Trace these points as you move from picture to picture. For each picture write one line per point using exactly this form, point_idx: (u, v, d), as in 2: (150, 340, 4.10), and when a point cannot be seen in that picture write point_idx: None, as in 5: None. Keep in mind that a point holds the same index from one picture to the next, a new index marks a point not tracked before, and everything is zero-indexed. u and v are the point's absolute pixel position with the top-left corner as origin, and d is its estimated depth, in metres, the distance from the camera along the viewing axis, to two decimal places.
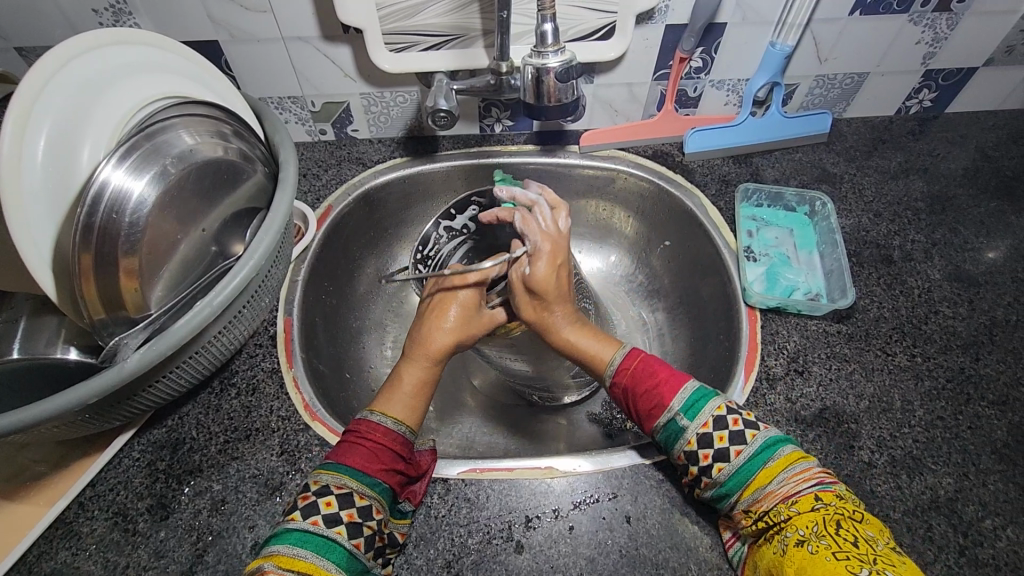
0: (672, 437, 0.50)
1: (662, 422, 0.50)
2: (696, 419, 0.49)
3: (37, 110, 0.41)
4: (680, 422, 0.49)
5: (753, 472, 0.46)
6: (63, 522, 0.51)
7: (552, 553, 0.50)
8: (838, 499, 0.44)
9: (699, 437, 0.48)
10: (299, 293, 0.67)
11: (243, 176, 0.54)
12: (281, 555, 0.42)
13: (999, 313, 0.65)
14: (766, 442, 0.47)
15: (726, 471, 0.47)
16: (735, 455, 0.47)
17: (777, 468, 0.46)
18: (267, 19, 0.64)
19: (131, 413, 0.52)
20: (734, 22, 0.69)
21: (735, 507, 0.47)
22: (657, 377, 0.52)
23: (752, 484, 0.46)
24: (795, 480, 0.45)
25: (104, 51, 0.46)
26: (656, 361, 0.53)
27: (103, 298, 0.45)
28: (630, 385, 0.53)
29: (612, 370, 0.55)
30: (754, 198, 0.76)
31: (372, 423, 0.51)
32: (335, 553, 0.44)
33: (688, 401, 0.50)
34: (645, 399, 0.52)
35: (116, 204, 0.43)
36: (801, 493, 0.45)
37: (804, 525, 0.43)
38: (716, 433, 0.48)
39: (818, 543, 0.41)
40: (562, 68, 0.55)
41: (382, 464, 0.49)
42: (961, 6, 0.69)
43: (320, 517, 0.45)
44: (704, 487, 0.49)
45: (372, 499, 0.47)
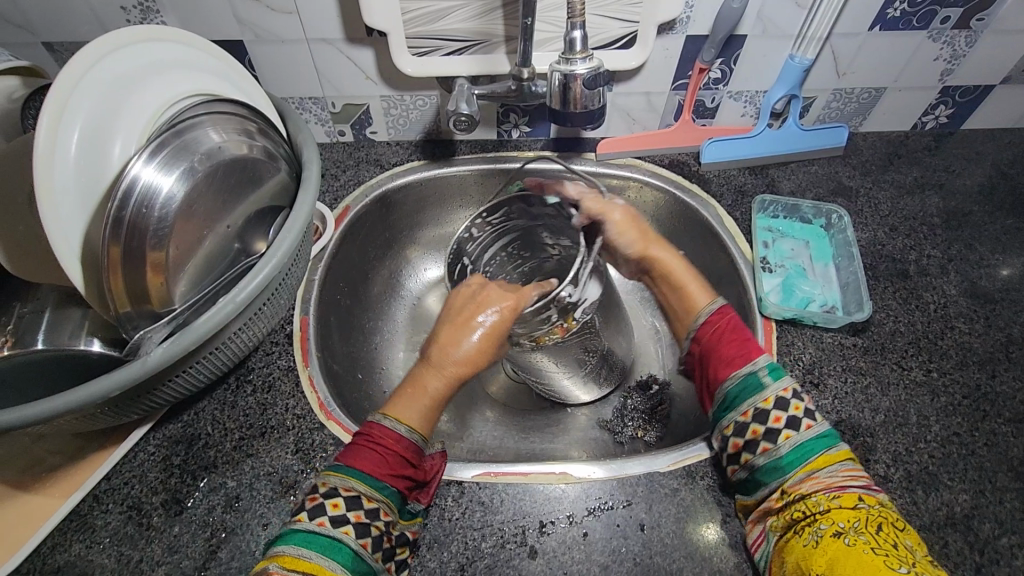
0: (747, 392, 0.51)
1: (741, 374, 0.53)
2: (759, 394, 0.51)
3: (70, 105, 0.41)
4: (762, 378, 0.52)
5: (810, 455, 0.48)
6: (78, 515, 0.51)
7: (566, 559, 0.50)
8: (880, 505, 0.45)
9: (760, 408, 0.50)
10: (316, 293, 0.67)
11: (267, 174, 0.54)
12: (285, 556, 0.43)
13: (1015, 331, 0.65)
14: (823, 434, 0.49)
15: (771, 451, 0.49)
16: (787, 437, 0.49)
17: (835, 458, 0.47)
18: (292, 21, 0.65)
19: (149, 407, 0.52)
20: (754, 35, 0.69)
21: (775, 489, 0.48)
22: (742, 340, 0.56)
23: (806, 464, 0.47)
24: (844, 475, 0.46)
25: (137, 48, 0.46)
26: (741, 327, 0.57)
27: (129, 291, 0.45)
28: (714, 336, 0.57)
29: (699, 323, 0.59)
30: (770, 210, 0.76)
31: (385, 428, 0.51)
32: (343, 554, 0.44)
33: (767, 367, 0.52)
34: (727, 350, 0.55)
35: (146, 198, 0.43)
36: (846, 489, 0.45)
37: (845, 519, 0.43)
38: (792, 402, 0.50)
39: (857, 538, 0.42)
40: (589, 75, 0.55)
41: (393, 469, 0.49)
42: (981, 24, 0.69)
43: (327, 518, 0.45)
44: (754, 455, 0.50)
45: (379, 502, 0.47)
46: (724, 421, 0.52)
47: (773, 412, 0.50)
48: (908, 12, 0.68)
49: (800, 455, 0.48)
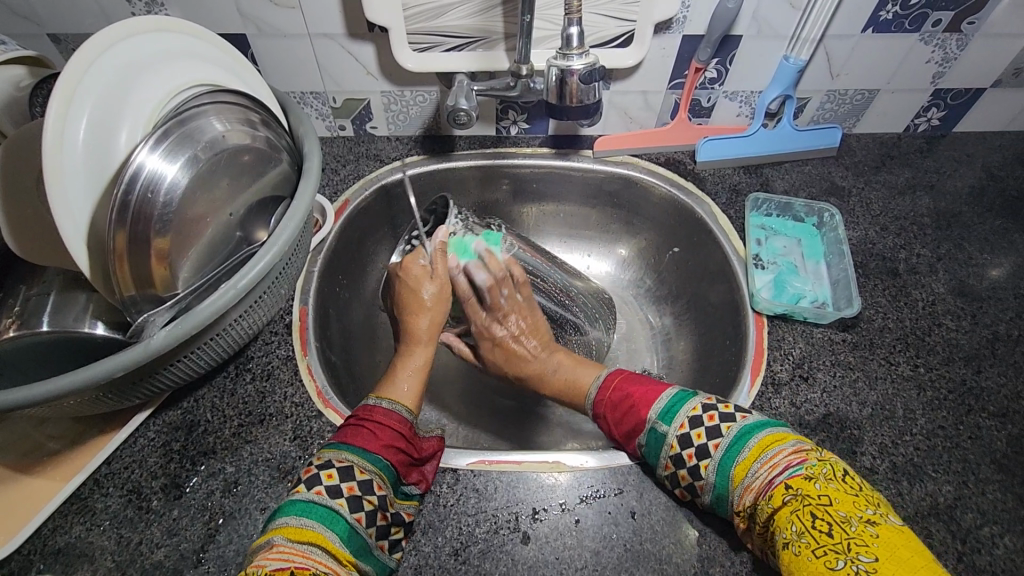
0: (656, 444, 0.52)
1: (646, 431, 0.53)
2: (673, 423, 0.51)
3: (78, 92, 0.42)
4: (661, 428, 0.51)
5: (732, 463, 0.47)
6: (78, 498, 0.52)
7: (558, 545, 0.51)
8: (806, 484, 0.43)
9: (672, 456, 0.50)
10: (315, 284, 0.68)
11: (269, 165, 0.55)
12: (288, 527, 0.44)
13: (1001, 328, 0.66)
14: (740, 432, 0.48)
15: (721, 447, 0.48)
16: (705, 464, 0.49)
17: (749, 458, 0.47)
18: (295, 15, 0.66)
19: (150, 392, 0.53)
20: (749, 35, 0.71)
21: (733, 512, 0.47)
22: (641, 394, 0.55)
23: (735, 474, 0.47)
24: (766, 470, 0.45)
25: (144, 37, 0.47)
26: (640, 379, 0.57)
27: (134, 276, 0.46)
28: (615, 400, 0.56)
29: (598, 391, 0.58)
30: (763, 207, 0.78)
31: (379, 408, 0.53)
32: (339, 525, 0.45)
33: (662, 413, 0.52)
34: (625, 419, 0.55)
35: (150, 185, 0.44)
36: (773, 485, 0.44)
37: (784, 525, 0.42)
38: (705, 415, 0.50)
39: (799, 542, 0.40)
40: (586, 70, 0.56)
41: (385, 442, 0.51)
42: (971, 27, 0.71)
43: (322, 488, 0.47)
44: (702, 478, 0.49)
45: (372, 474, 0.48)
46: (659, 466, 0.52)
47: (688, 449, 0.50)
48: (900, 15, 0.69)
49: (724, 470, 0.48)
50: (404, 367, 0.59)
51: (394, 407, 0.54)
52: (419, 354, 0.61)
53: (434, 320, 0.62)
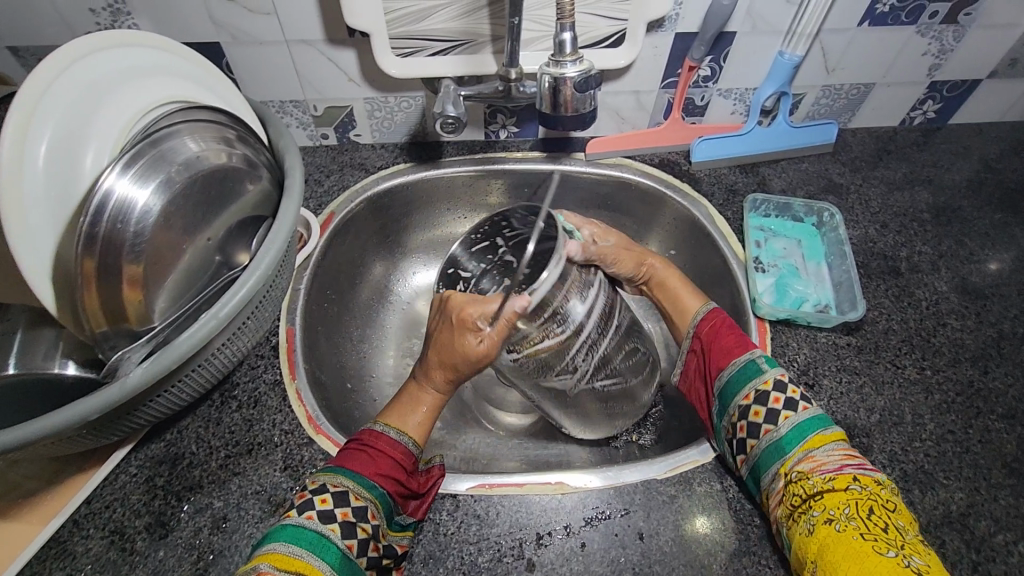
0: (745, 376, 0.52)
1: (740, 361, 0.53)
2: (758, 377, 0.51)
3: (37, 114, 0.39)
4: (759, 364, 0.52)
5: (807, 434, 0.47)
6: (57, 542, 0.49)
7: (564, 571, 0.49)
8: (876, 485, 0.44)
9: (760, 391, 0.51)
10: (302, 303, 0.65)
11: (248, 184, 0.52)
12: (275, 553, 0.41)
13: (1006, 326, 0.65)
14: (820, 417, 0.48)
15: (789, 422, 0.48)
16: (786, 417, 0.49)
17: (829, 439, 0.47)
18: (271, 22, 0.63)
19: (130, 427, 0.50)
20: (743, 31, 0.69)
21: (776, 474, 0.47)
22: (738, 334, 0.56)
23: (805, 445, 0.47)
24: (840, 457, 0.45)
25: (107, 53, 0.44)
26: (734, 327, 0.57)
27: (106, 310, 0.43)
28: (710, 335, 0.57)
29: (693, 325, 0.59)
30: (761, 208, 0.75)
31: (375, 433, 0.51)
32: (329, 552, 0.43)
33: (765, 357, 0.53)
34: (721, 347, 0.56)
35: (120, 213, 0.41)
36: (841, 472, 0.44)
37: (836, 505, 0.43)
38: (790, 385, 0.51)
39: (846, 523, 0.42)
40: (580, 78, 0.53)
41: (382, 470, 0.48)
42: (968, 19, 0.69)
43: (315, 512, 0.44)
44: (775, 426, 0.49)
45: (368, 502, 0.46)
46: (736, 398, 0.52)
47: (771, 395, 0.50)
48: (896, 8, 0.67)
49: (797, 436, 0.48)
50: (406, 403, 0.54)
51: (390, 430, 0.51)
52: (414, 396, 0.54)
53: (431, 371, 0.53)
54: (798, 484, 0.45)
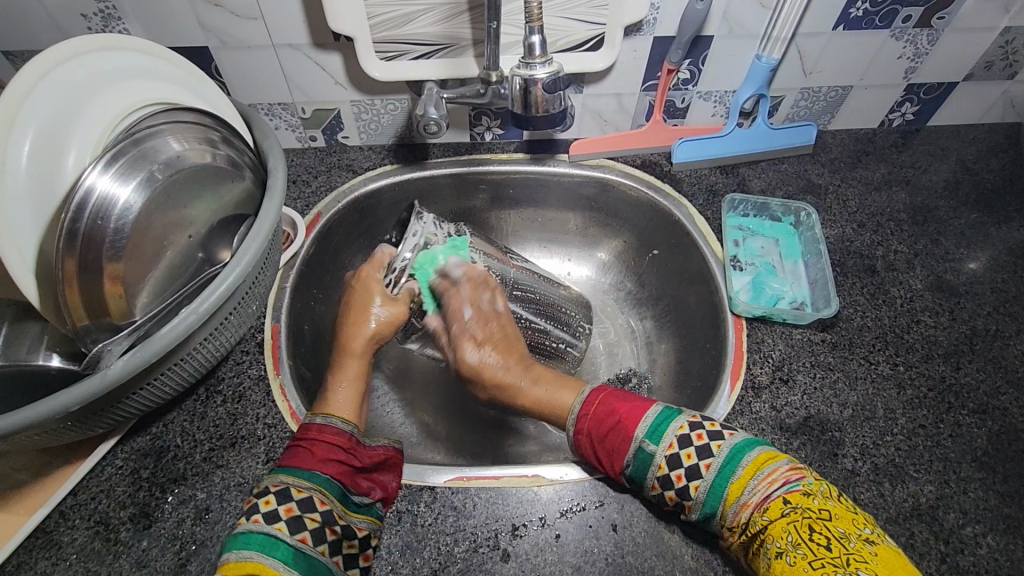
0: (642, 467, 0.50)
1: (631, 453, 0.50)
2: (653, 465, 0.49)
3: (22, 115, 0.41)
4: (649, 448, 0.50)
5: (725, 486, 0.47)
6: (43, 532, 0.51)
7: (539, 561, 0.50)
8: (804, 500, 0.44)
9: (662, 476, 0.49)
10: (287, 300, 0.67)
11: (231, 183, 0.53)
12: (228, 563, 0.43)
13: (979, 323, 0.66)
14: (730, 452, 0.48)
15: (702, 490, 0.47)
16: (697, 484, 0.48)
17: (747, 476, 0.46)
18: (257, 26, 0.64)
19: (114, 420, 0.51)
20: (720, 35, 0.70)
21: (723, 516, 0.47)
22: (615, 413, 0.53)
23: (729, 495, 0.46)
24: (764, 485, 0.45)
25: (92, 56, 0.46)
26: (621, 396, 0.54)
27: (88, 304, 0.44)
28: (591, 425, 0.53)
29: (579, 408, 0.55)
30: (740, 208, 0.77)
31: (313, 425, 0.52)
32: (280, 549, 0.44)
33: (648, 434, 0.50)
34: (608, 438, 0.52)
35: (102, 209, 0.42)
36: (770, 500, 0.45)
37: (779, 535, 0.43)
38: (683, 451, 0.49)
39: (795, 552, 0.41)
40: (549, 79, 0.55)
41: (321, 455, 0.50)
42: (941, 22, 0.71)
43: (261, 514, 0.45)
44: (693, 498, 0.48)
45: (310, 490, 0.47)
46: (646, 487, 0.50)
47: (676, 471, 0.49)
48: (870, 12, 0.69)
49: (720, 488, 0.47)
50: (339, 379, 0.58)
51: (329, 420, 0.53)
52: (353, 367, 0.59)
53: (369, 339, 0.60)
54: (746, 530, 0.46)
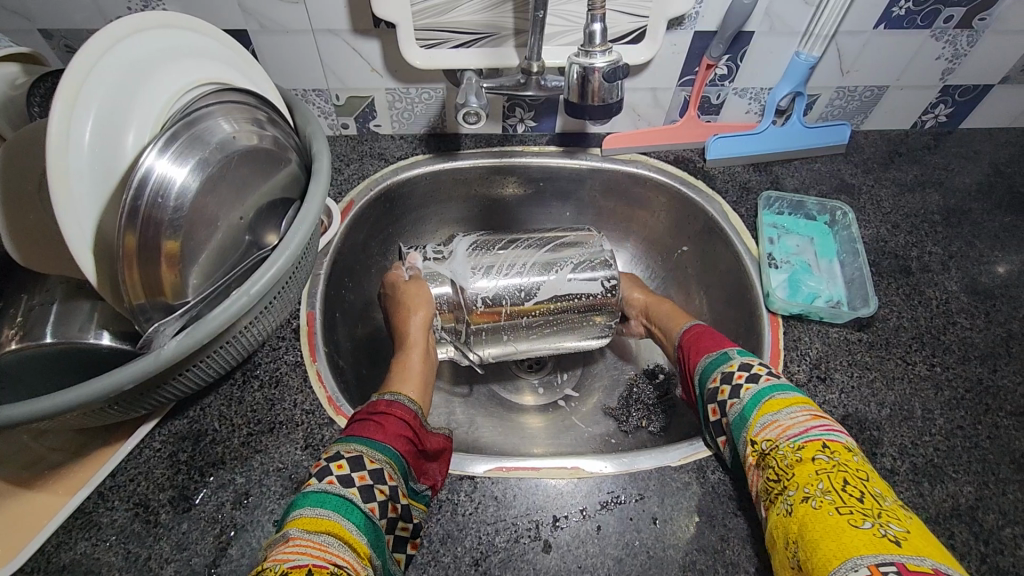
0: (715, 364, 0.55)
1: (713, 354, 0.57)
2: (724, 362, 0.55)
3: (83, 93, 0.40)
4: (729, 355, 0.55)
5: (762, 399, 0.49)
6: (83, 513, 0.50)
7: (580, 552, 0.50)
8: (844, 452, 0.43)
9: (726, 372, 0.53)
10: (322, 287, 0.67)
11: (277, 165, 0.53)
12: (303, 518, 0.42)
13: (1014, 326, 0.66)
14: (778, 386, 0.50)
15: (750, 391, 0.50)
16: (747, 388, 0.51)
17: (790, 405, 0.47)
18: (299, 11, 0.64)
19: (156, 402, 0.51)
20: (761, 31, 0.70)
21: (746, 442, 0.48)
22: (715, 337, 0.60)
23: (763, 405, 0.48)
24: (805, 423, 0.45)
25: (148, 34, 0.45)
26: (714, 334, 0.61)
27: (143, 284, 0.44)
28: (689, 343, 0.61)
29: (681, 335, 0.64)
30: (775, 206, 0.77)
31: (379, 401, 0.54)
32: (354, 515, 0.44)
33: (738, 350, 0.56)
34: (703, 343, 0.59)
35: (160, 190, 0.42)
36: (807, 438, 0.44)
37: (809, 482, 0.41)
38: (755, 364, 0.53)
39: (822, 498, 0.40)
40: (609, 68, 0.54)
41: (389, 432, 0.50)
42: (982, 24, 0.70)
43: (334, 477, 0.45)
44: (726, 413, 0.51)
45: (381, 462, 0.47)
46: (708, 380, 0.55)
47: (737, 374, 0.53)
48: (912, 11, 0.69)
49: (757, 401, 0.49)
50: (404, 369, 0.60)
51: (397, 398, 0.54)
52: (417, 354, 0.62)
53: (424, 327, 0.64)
54: (774, 462, 0.45)
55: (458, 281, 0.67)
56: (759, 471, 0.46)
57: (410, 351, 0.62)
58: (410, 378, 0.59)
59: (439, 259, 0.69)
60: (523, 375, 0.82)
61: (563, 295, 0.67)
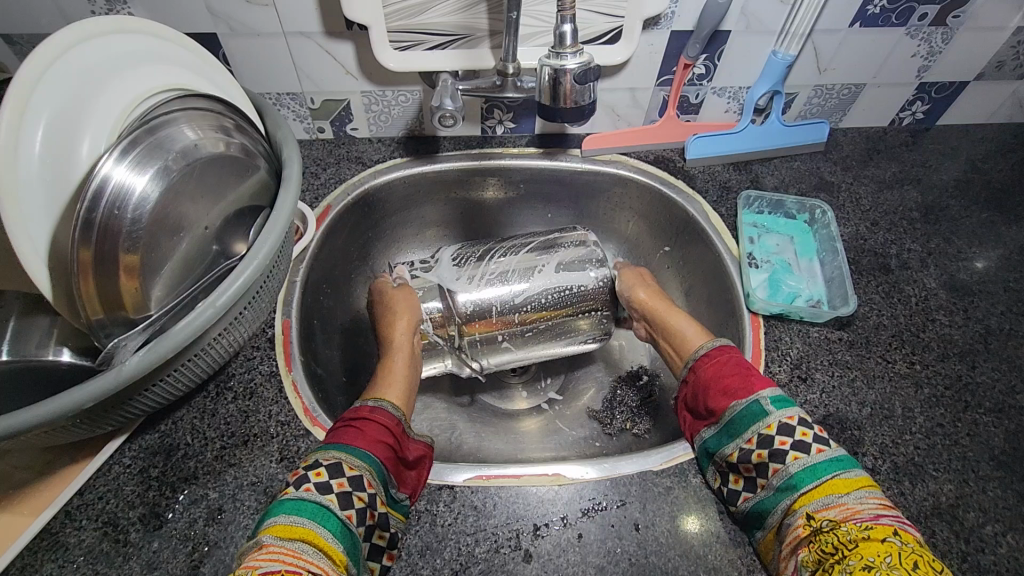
0: (749, 419, 0.50)
1: (744, 403, 0.51)
2: (761, 420, 0.50)
3: (33, 102, 0.39)
4: (764, 407, 0.50)
5: (822, 476, 0.45)
6: (49, 534, 0.49)
7: (562, 561, 0.50)
8: (917, 543, 0.41)
9: (764, 435, 0.49)
10: (298, 295, 0.65)
11: (246, 172, 0.52)
12: (277, 525, 0.41)
13: (993, 322, 0.66)
14: (835, 459, 0.46)
15: (800, 462, 0.47)
16: (796, 457, 0.47)
17: (852, 483, 0.45)
18: (268, 13, 0.63)
19: (123, 418, 0.50)
20: (738, 30, 0.69)
21: (799, 514, 0.45)
22: (743, 375, 0.54)
23: (818, 484, 0.45)
24: (873, 504, 0.43)
25: (106, 39, 0.44)
26: (737, 367, 0.55)
27: (103, 296, 0.42)
28: (713, 378, 0.55)
29: (693, 361, 0.58)
30: (755, 205, 0.76)
31: (361, 408, 0.53)
32: (331, 522, 0.43)
33: (772, 398, 0.51)
34: (731, 381, 0.54)
35: (118, 200, 0.41)
36: (878, 521, 0.41)
37: (875, 557, 0.39)
38: (800, 428, 0.48)
39: (888, 572, 0.38)
40: (580, 70, 0.54)
41: (370, 439, 0.50)
42: (956, 21, 0.70)
43: (311, 485, 0.44)
44: (767, 479, 0.48)
45: (361, 469, 0.47)
46: (739, 439, 0.50)
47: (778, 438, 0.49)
48: (887, 9, 0.69)
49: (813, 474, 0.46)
50: (388, 373, 0.59)
51: (380, 403, 0.53)
52: (400, 357, 0.60)
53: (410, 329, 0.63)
54: (829, 535, 0.42)
55: (446, 286, 0.66)
56: (809, 544, 0.43)
57: (394, 355, 0.61)
58: (393, 380, 0.58)
59: (426, 270, 0.69)
60: (507, 379, 0.81)
61: (554, 287, 0.66)
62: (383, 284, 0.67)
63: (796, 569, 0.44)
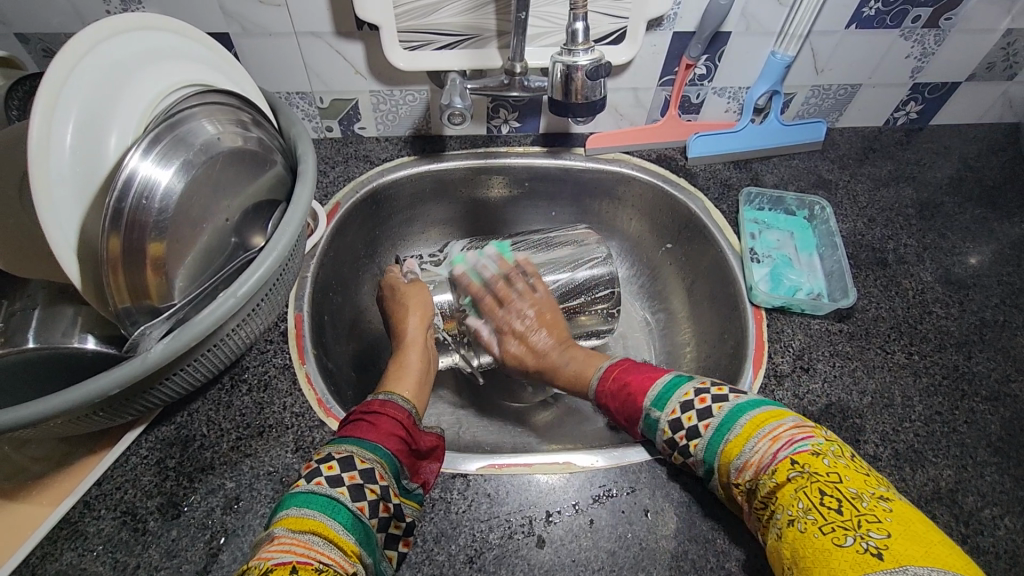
0: (653, 419, 0.53)
1: (644, 412, 0.54)
2: (666, 407, 0.52)
3: (63, 96, 0.40)
4: (654, 412, 0.53)
5: (719, 445, 0.48)
6: (68, 523, 0.49)
7: (574, 547, 0.51)
8: (812, 460, 0.43)
9: (671, 419, 0.51)
10: (309, 290, 0.66)
11: (263, 167, 0.53)
12: (288, 518, 0.42)
13: (987, 314, 0.68)
14: (731, 411, 0.49)
15: (700, 446, 0.49)
16: (705, 425, 0.50)
17: (743, 436, 0.47)
18: (280, 13, 0.64)
19: (142, 408, 0.50)
20: (738, 31, 0.71)
21: (731, 482, 0.47)
22: (643, 376, 0.56)
23: (726, 444, 0.48)
24: (765, 443, 0.46)
25: (130, 36, 0.45)
26: (638, 367, 0.58)
27: (129, 286, 0.43)
28: (613, 387, 0.57)
29: (599, 376, 0.60)
30: (755, 202, 0.78)
31: (373, 401, 0.54)
32: (343, 515, 0.43)
33: (667, 385, 0.54)
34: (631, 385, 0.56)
35: (145, 192, 0.42)
36: (778, 460, 0.44)
37: (789, 503, 0.42)
38: (683, 415, 0.51)
39: (806, 518, 0.40)
40: (592, 66, 0.55)
41: (382, 432, 0.50)
42: (949, 23, 0.73)
43: (323, 478, 0.45)
44: (693, 451, 0.50)
45: (373, 463, 0.47)
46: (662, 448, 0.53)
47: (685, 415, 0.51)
48: (882, 12, 0.71)
49: (724, 429, 0.48)
50: (400, 368, 0.60)
51: (390, 397, 0.54)
52: (414, 353, 0.61)
53: (422, 318, 0.64)
54: (756, 491, 0.45)
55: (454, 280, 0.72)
56: (750, 510, 0.46)
57: (407, 350, 0.62)
58: (404, 376, 0.59)
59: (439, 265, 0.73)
60: None
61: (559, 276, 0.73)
62: (393, 278, 0.68)
63: (755, 527, 0.47)
